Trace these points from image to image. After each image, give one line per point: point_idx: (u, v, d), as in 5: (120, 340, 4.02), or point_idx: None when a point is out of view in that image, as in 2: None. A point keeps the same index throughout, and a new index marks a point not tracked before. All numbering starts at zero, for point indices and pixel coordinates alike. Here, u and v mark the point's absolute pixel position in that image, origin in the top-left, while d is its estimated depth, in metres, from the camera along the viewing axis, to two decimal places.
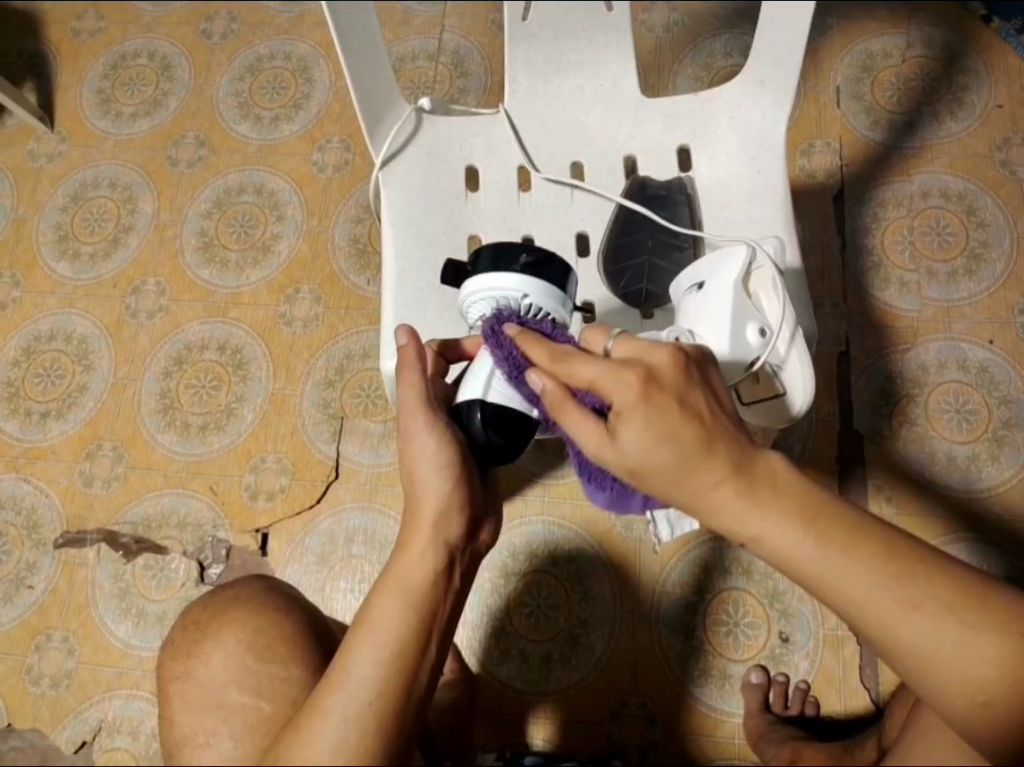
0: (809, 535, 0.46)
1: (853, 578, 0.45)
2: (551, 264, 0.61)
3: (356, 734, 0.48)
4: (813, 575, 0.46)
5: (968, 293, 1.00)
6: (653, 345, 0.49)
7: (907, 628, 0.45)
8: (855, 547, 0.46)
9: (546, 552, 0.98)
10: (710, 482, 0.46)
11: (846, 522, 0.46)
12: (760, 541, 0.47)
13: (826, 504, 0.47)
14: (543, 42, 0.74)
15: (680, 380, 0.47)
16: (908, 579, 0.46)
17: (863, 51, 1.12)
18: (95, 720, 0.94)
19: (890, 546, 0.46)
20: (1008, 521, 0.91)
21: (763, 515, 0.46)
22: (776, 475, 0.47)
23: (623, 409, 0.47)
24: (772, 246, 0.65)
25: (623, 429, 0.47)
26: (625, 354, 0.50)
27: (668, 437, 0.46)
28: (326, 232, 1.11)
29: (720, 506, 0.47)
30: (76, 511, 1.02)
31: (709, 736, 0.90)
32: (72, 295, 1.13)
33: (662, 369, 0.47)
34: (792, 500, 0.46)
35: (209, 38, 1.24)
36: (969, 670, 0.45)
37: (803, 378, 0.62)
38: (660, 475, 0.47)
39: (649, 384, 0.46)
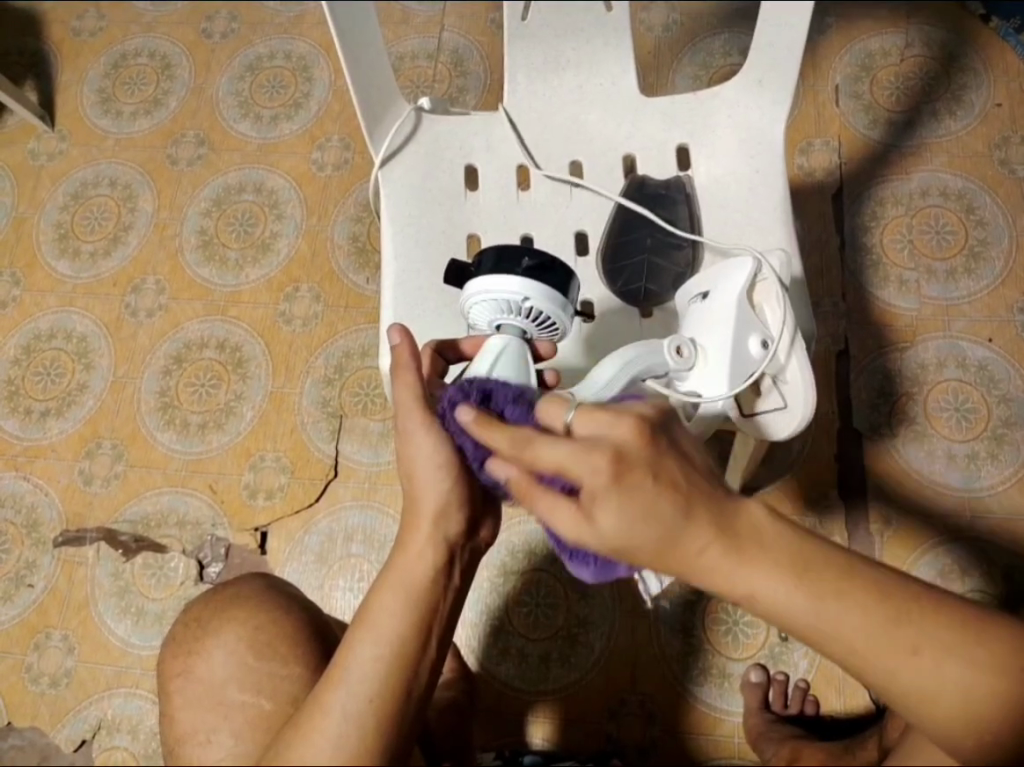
0: (800, 586, 0.44)
1: (847, 626, 0.43)
2: (552, 268, 0.61)
3: (357, 729, 0.49)
4: (807, 628, 0.44)
5: (967, 292, 1.00)
6: (614, 420, 0.45)
7: (905, 670, 0.43)
8: (848, 593, 0.44)
9: (545, 551, 0.98)
10: (696, 547, 0.44)
11: (835, 568, 0.44)
12: (751, 598, 0.44)
13: (814, 551, 0.45)
14: (542, 40, 0.75)
15: (650, 450, 0.44)
16: (907, 621, 0.44)
17: (862, 50, 1.12)
18: (94, 719, 0.94)
19: (883, 588, 0.44)
20: (1007, 519, 0.91)
21: (753, 571, 0.44)
22: (759, 528, 0.45)
23: (595, 492, 0.44)
24: (776, 260, 0.66)
25: (599, 511, 0.44)
26: (588, 429, 0.46)
27: (646, 515, 0.43)
28: (325, 231, 1.11)
29: (706, 568, 0.44)
30: (75, 510, 1.02)
31: (708, 735, 0.90)
32: (72, 294, 1.13)
33: (630, 444, 0.44)
34: (779, 553, 0.44)
35: (209, 37, 1.24)
36: (975, 709, 0.43)
37: (804, 393, 0.63)
38: (644, 553, 0.44)
39: (620, 465, 0.43)
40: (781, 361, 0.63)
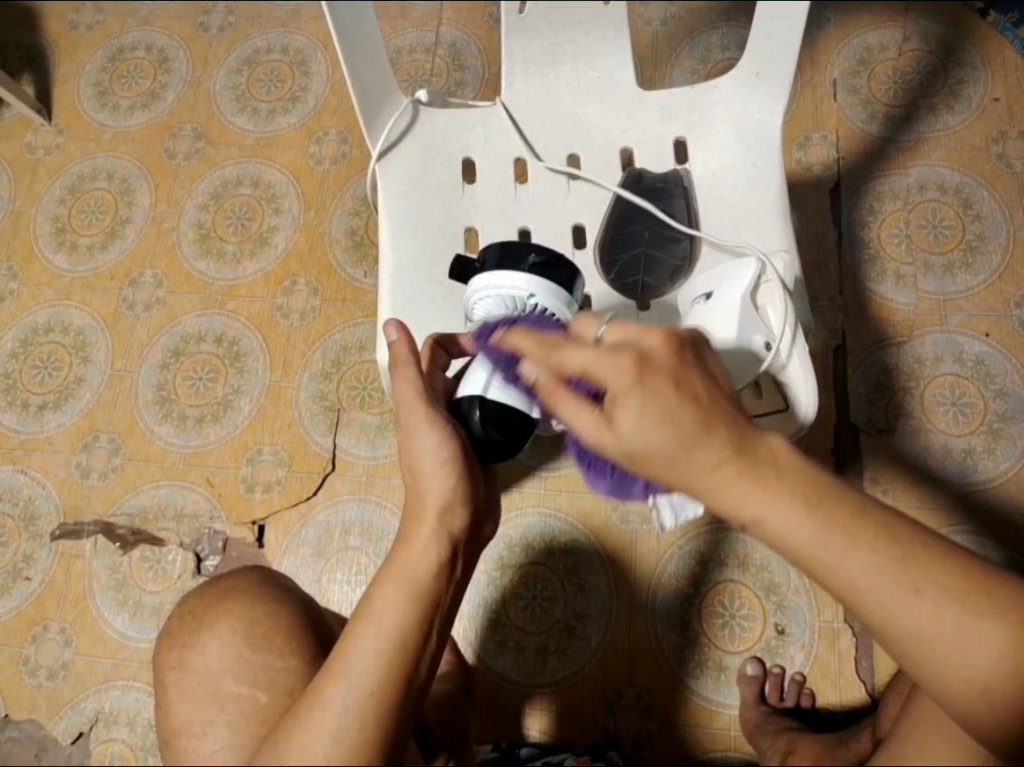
0: (811, 517, 0.43)
1: (855, 563, 0.43)
2: (559, 265, 0.62)
3: (357, 721, 0.49)
4: (815, 560, 0.44)
5: (963, 286, 1.00)
6: (643, 329, 0.47)
7: (910, 614, 0.43)
8: (860, 533, 0.43)
9: (542, 544, 0.98)
10: (710, 462, 0.44)
11: (850, 504, 0.44)
12: (762, 524, 0.44)
13: (831, 488, 0.44)
14: (540, 33, 0.74)
15: (676, 360, 0.46)
16: (915, 566, 0.44)
17: (860, 44, 1.12)
18: (92, 711, 0.94)
19: (895, 531, 0.44)
20: (1002, 512, 0.92)
21: (767, 497, 0.43)
22: (777, 456, 0.44)
23: (619, 393, 0.45)
24: (781, 261, 0.66)
25: (620, 413, 0.45)
26: (615, 339, 0.48)
27: (666, 420, 0.44)
28: (323, 225, 1.11)
29: (720, 487, 0.44)
30: (73, 502, 1.02)
31: (705, 728, 0.90)
32: (70, 288, 1.13)
33: (655, 350, 0.46)
34: (795, 481, 0.44)
35: (206, 31, 1.24)
36: (974, 657, 0.44)
37: (807, 392, 0.63)
38: (660, 462, 0.44)
39: (642, 365, 0.45)
40: (784, 363, 0.63)
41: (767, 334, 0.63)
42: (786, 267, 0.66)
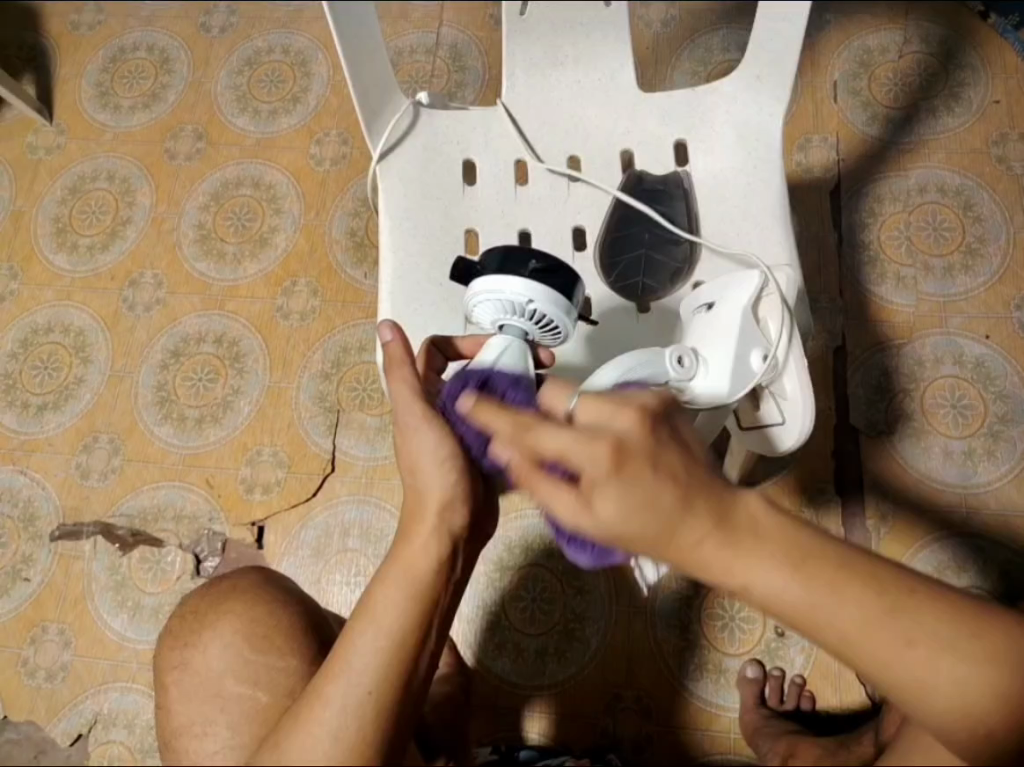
0: (794, 579, 0.43)
1: (844, 619, 0.43)
2: (560, 272, 0.61)
3: (357, 719, 0.49)
4: (804, 619, 0.43)
5: (963, 289, 1.00)
6: (617, 408, 0.45)
7: (903, 664, 0.43)
8: (845, 588, 0.43)
9: (541, 546, 0.98)
10: (692, 539, 0.43)
11: (833, 559, 0.44)
12: (747, 589, 0.44)
13: (814, 544, 0.44)
14: (541, 34, 0.75)
15: (651, 441, 0.44)
16: (902, 616, 0.43)
17: (860, 46, 1.12)
18: (90, 712, 0.94)
19: (881, 579, 0.44)
20: (1002, 515, 0.91)
21: (749, 563, 0.43)
22: (757, 521, 0.44)
23: (596, 480, 0.43)
24: (783, 276, 0.65)
25: (599, 500, 0.43)
26: (590, 416, 0.47)
27: (646, 506, 0.42)
28: (323, 225, 1.11)
29: (703, 559, 0.43)
30: (73, 503, 1.02)
31: (705, 730, 0.90)
32: (70, 288, 1.13)
33: (631, 434, 0.44)
34: (774, 545, 0.43)
35: (207, 32, 1.24)
36: (968, 699, 0.43)
37: (803, 408, 0.62)
38: (641, 542, 0.43)
39: (620, 453, 0.43)
40: (780, 374, 0.63)
41: (766, 344, 0.62)
42: (790, 281, 0.64)
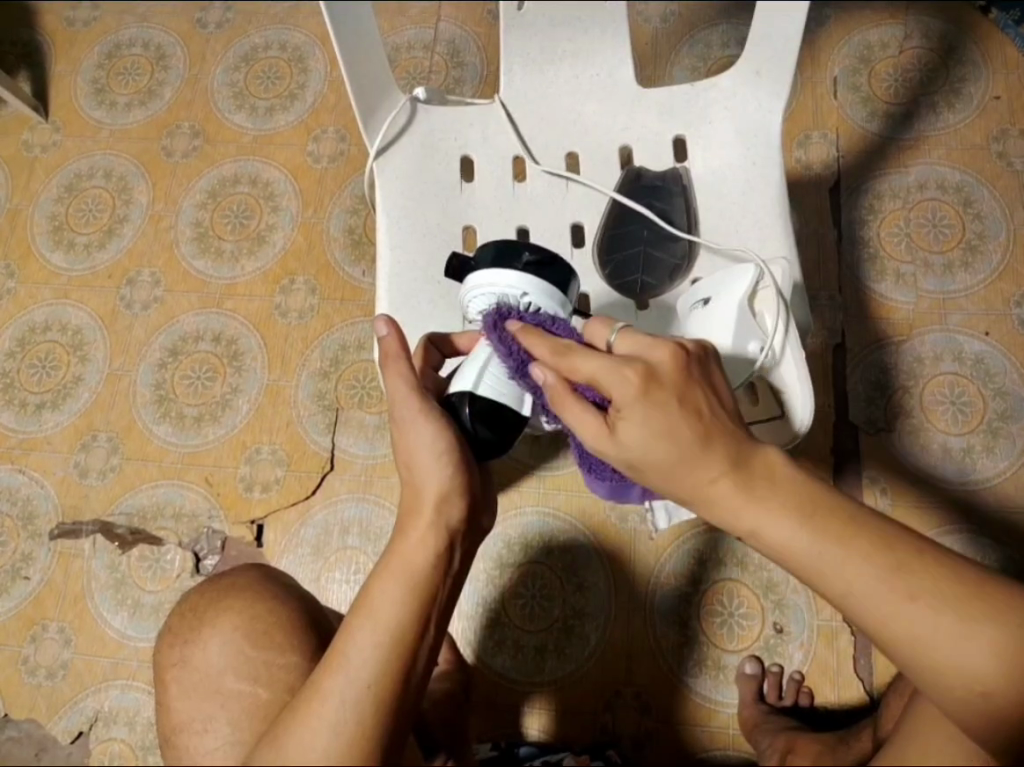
0: (802, 527, 0.46)
1: (849, 570, 0.45)
2: (553, 265, 0.61)
3: (355, 716, 0.49)
4: (811, 566, 0.46)
5: (963, 286, 1.00)
6: (654, 342, 0.49)
7: (901, 618, 0.44)
8: (851, 538, 0.45)
9: (541, 542, 0.98)
10: (707, 476, 0.47)
11: (842, 514, 0.46)
12: (756, 533, 0.47)
13: (821, 497, 0.47)
14: (538, 29, 0.73)
15: (680, 377, 0.48)
16: (905, 573, 0.45)
17: (860, 42, 1.12)
18: (91, 710, 0.94)
19: (886, 537, 0.46)
20: (1001, 511, 0.92)
21: (759, 508, 0.47)
22: (773, 468, 0.48)
23: (623, 405, 0.48)
24: (780, 269, 0.65)
25: (623, 424, 0.48)
26: (626, 350, 0.51)
27: (666, 433, 0.47)
28: (321, 223, 1.11)
29: (716, 499, 0.48)
30: (71, 502, 1.02)
31: (704, 726, 0.91)
32: (67, 286, 1.12)
33: (662, 366, 0.48)
34: (787, 495, 0.47)
35: (204, 28, 1.23)
36: (972, 662, 0.43)
37: (803, 397, 0.62)
38: (656, 468, 0.48)
39: (648, 379, 0.48)
40: (779, 364, 0.62)
41: (761, 338, 0.62)
42: (784, 275, 0.64)
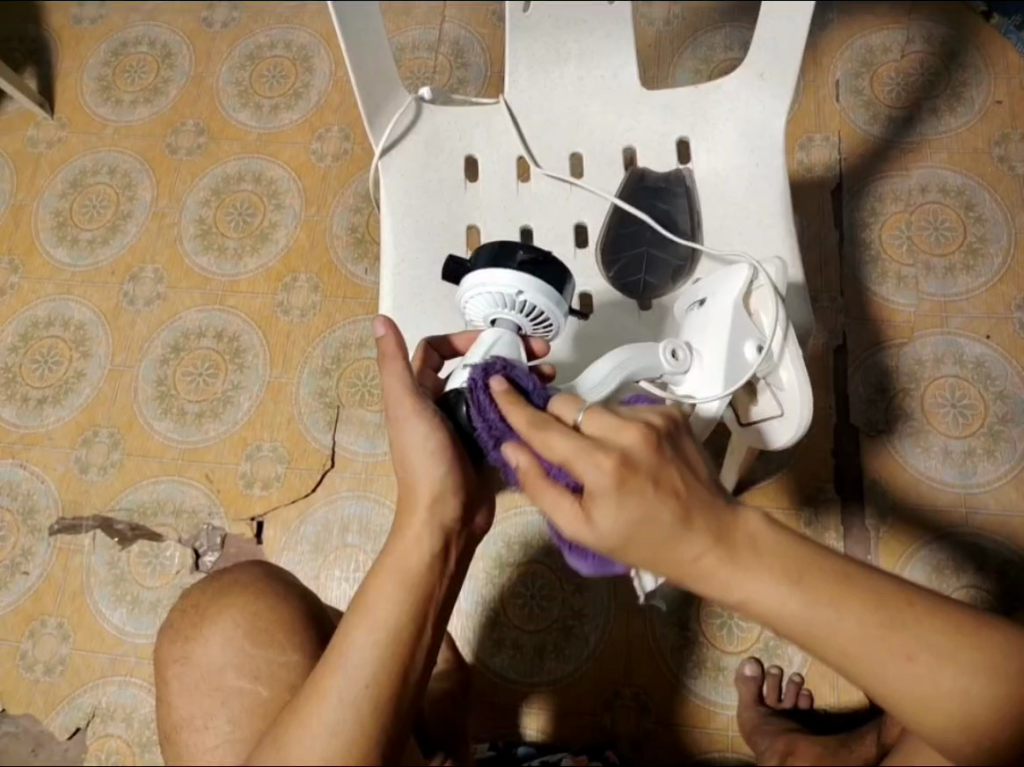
0: (795, 593, 0.43)
1: (842, 631, 0.43)
2: (548, 263, 0.61)
3: (354, 714, 0.49)
4: (804, 632, 0.43)
5: (965, 289, 1.00)
6: (623, 423, 0.45)
7: (899, 675, 0.43)
8: (845, 602, 0.43)
9: (541, 543, 0.98)
10: (690, 556, 0.44)
11: (834, 573, 0.44)
12: (746, 603, 0.44)
13: (811, 557, 0.44)
14: (543, 32, 0.74)
15: (657, 458, 0.45)
16: (900, 629, 0.43)
17: (863, 46, 1.12)
18: (89, 706, 0.94)
19: (879, 593, 0.44)
20: (1000, 515, 0.92)
21: (749, 578, 0.43)
22: (756, 538, 0.44)
23: (597, 491, 0.44)
24: (773, 268, 0.64)
25: (598, 510, 0.44)
26: (596, 429, 0.46)
27: (644, 520, 0.43)
28: (325, 221, 1.11)
29: (702, 575, 0.44)
30: (72, 497, 1.02)
31: (702, 729, 0.90)
32: (70, 281, 1.13)
33: (637, 450, 0.45)
34: (775, 559, 0.44)
35: (210, 26, 1.24)
36: (970, 711, 0.43)
37: (801, 398, 0.62)
38: (639, 552, 0.45)
39: (625, 467, 0.44)
40: (777, 366, 0.62)
41: (758, 337, 0.62)
42: (780, 273, 0.64)
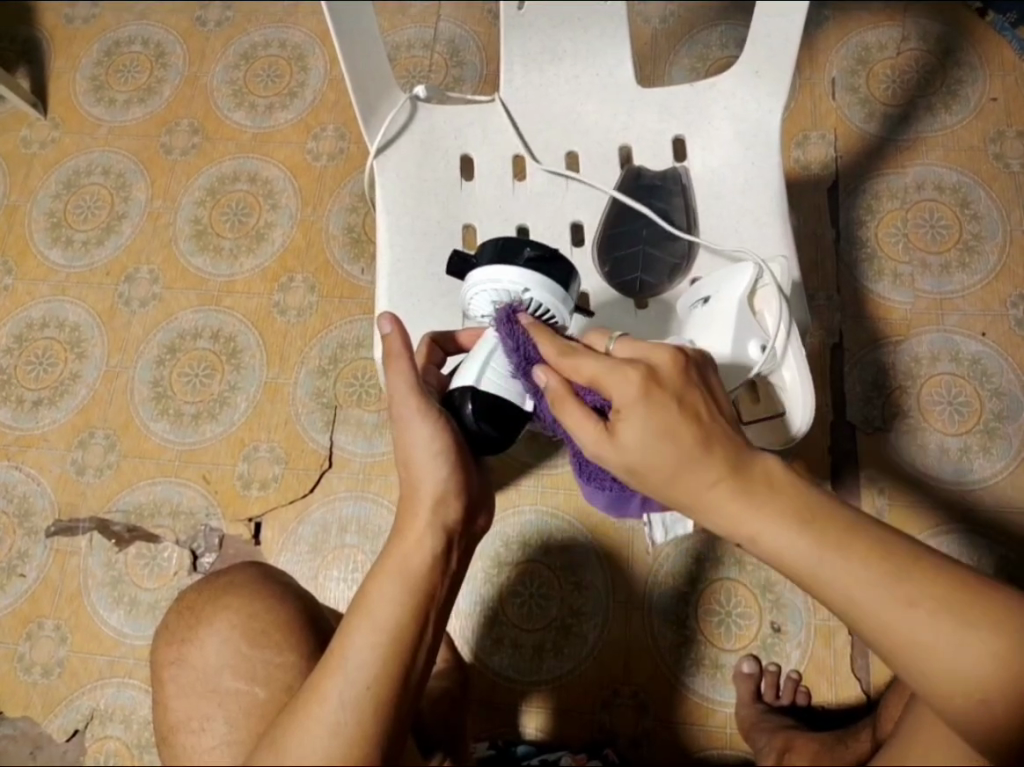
0: (802, 533, 0.46)
1: (846, 573, 0.45)
2: (555, 261, 0.61)
3: (354, 717, 0.49)
4: (810, 572, 0.46)
5: (960, 286, 1.00)
6: (654, 347, 0.51)
7: (900, 623, 0.45)
8: (850, 542, 0.46)
9: (540, 542, 0.98)
10: (706, 482, 0.47)
11: (841, 519, 0.47)
12: (756, 542, 0.47)
13: (819, 504, 0.47)
14: (537, 30, 0.74)
15: (680, 379, 0.49)
16: (904, 579, 0.45)
17: (858, 44, 1.12)
18: (87, 708, 0.94)
19: (883, 546, 0.46)
20: (996, 511, 0.92)
21: (759, 515, 0.47)
22: (771, 475, 0.48)
23: (623, 407, 0.48)
24: (777, 267, 0.65)
25: (623, 427, 0.48)
26: (626, 353, 0.52)
27: (666, 435, 0.47)
28: (321, 221, 1.11)
29: (715, 506, 0.48)
30: (68, 499, 1.02)
31: (700, 726, 0.91)
32: (65, 282, 1.12)
33: (663, 369, 0.49)
34: (786, 499, 0.47)
35: (203, 25, 1.23)
36: (973, 670, 0.44)
37: (803, 397, 0.63)
38: (658, 474, 0.48)
39: (650, 381, 0.48)
40: (780, 365, 0.62)
41: (761, 336, 0.63)
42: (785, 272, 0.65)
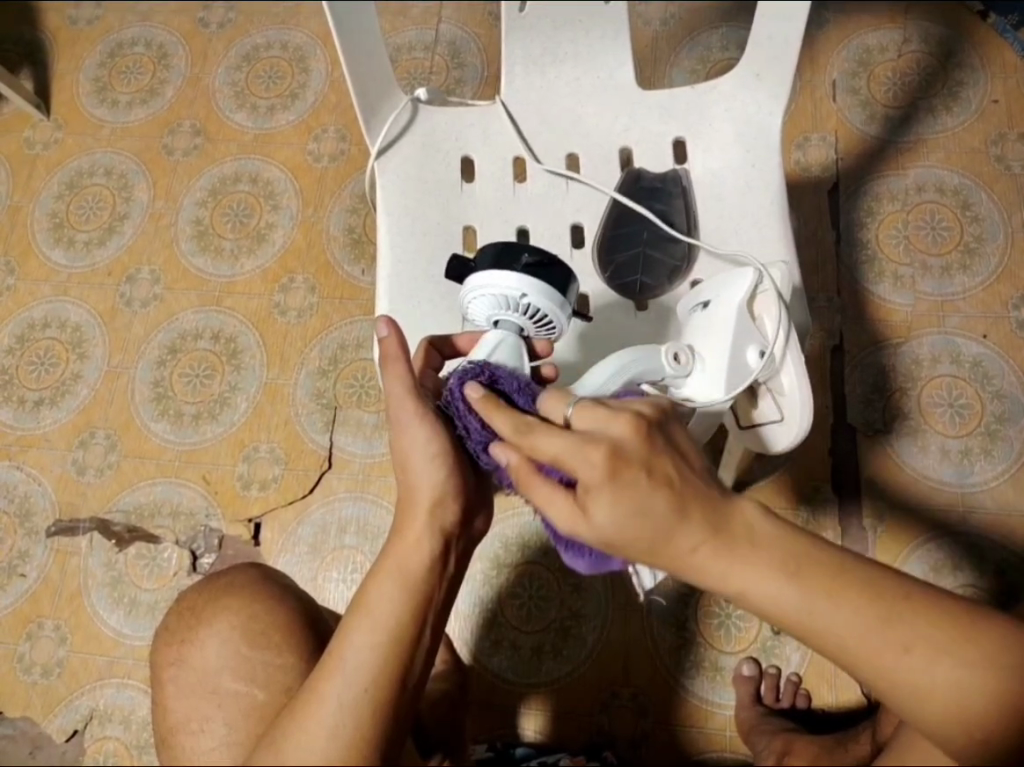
0: (790, 583, 0.44)
1: (837, 623, 0.44)
2: (554, 267, 0.61)
3: (352, 717, 0.49)
4: (800, 623, 0.44)
5: (961, 288, 1.00)
6: (610, 415, 0.46)
7: (895, 666, 0.44)
8: (840, 590, 0.44)
9: (541, 544, 0.98)
10: (687, 548, 0.44)
11: (830, 564, 0.45)
12: (742, 595, 0.45)
13: (807, 549, 0.45)
14: (539, 32, 0.74)
15: (647, 447, 0.45)
16: (897, 622, 0.44)
17: (859, 46, 1.12)
18: (86, 708, 0.94)
19: (875, 586, 0.45)
20: (997, 515, 0.91)
21: (745, 569, 0.44)
22: (753, 529, 0.45)
23: (590, 485, 0.44)
24: (777, 272, 0.65)
25: (593, 506, 0.44)
26: (585, 423, 0.47)
27: (640, 513, 0.44)
28: (322, 222, 1.11)
29: (698, 568, 0.45)
30: (69, 499, 1.02)
31: (700, 728, 0.90)
32: (67, 283, 1.13)
33: (626, 440, 0.45)
34: (773, 549, 0.45)
35: (206, 27, 1.24)
36: (969, 707, 0.43)
37: (802, 404, 0.62)
38: (635, 548, 0.45)
39: (615, 460, 0.44)
40: (778, 371, 0.62)
41: (761, 342, 0.62)
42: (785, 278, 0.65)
